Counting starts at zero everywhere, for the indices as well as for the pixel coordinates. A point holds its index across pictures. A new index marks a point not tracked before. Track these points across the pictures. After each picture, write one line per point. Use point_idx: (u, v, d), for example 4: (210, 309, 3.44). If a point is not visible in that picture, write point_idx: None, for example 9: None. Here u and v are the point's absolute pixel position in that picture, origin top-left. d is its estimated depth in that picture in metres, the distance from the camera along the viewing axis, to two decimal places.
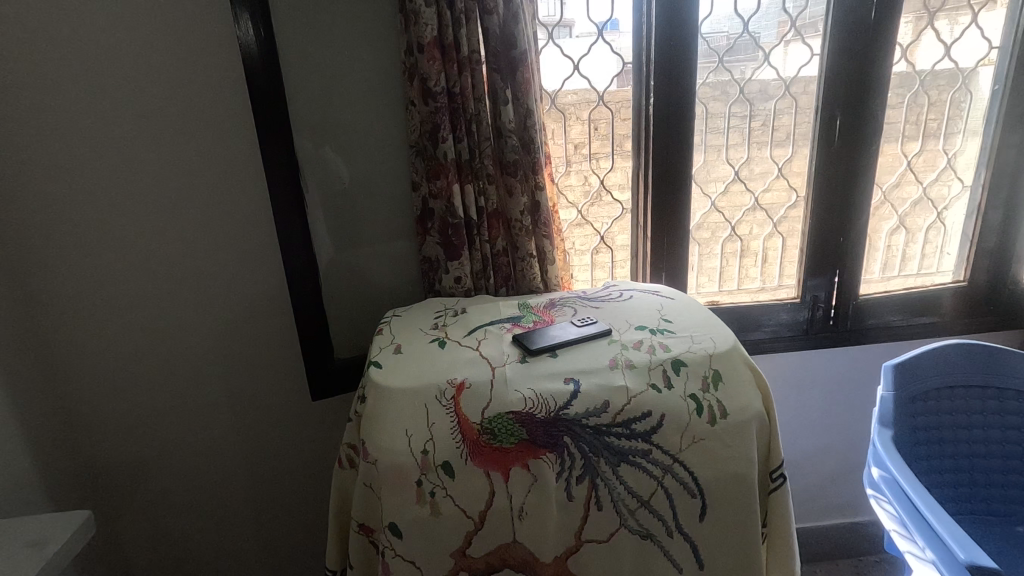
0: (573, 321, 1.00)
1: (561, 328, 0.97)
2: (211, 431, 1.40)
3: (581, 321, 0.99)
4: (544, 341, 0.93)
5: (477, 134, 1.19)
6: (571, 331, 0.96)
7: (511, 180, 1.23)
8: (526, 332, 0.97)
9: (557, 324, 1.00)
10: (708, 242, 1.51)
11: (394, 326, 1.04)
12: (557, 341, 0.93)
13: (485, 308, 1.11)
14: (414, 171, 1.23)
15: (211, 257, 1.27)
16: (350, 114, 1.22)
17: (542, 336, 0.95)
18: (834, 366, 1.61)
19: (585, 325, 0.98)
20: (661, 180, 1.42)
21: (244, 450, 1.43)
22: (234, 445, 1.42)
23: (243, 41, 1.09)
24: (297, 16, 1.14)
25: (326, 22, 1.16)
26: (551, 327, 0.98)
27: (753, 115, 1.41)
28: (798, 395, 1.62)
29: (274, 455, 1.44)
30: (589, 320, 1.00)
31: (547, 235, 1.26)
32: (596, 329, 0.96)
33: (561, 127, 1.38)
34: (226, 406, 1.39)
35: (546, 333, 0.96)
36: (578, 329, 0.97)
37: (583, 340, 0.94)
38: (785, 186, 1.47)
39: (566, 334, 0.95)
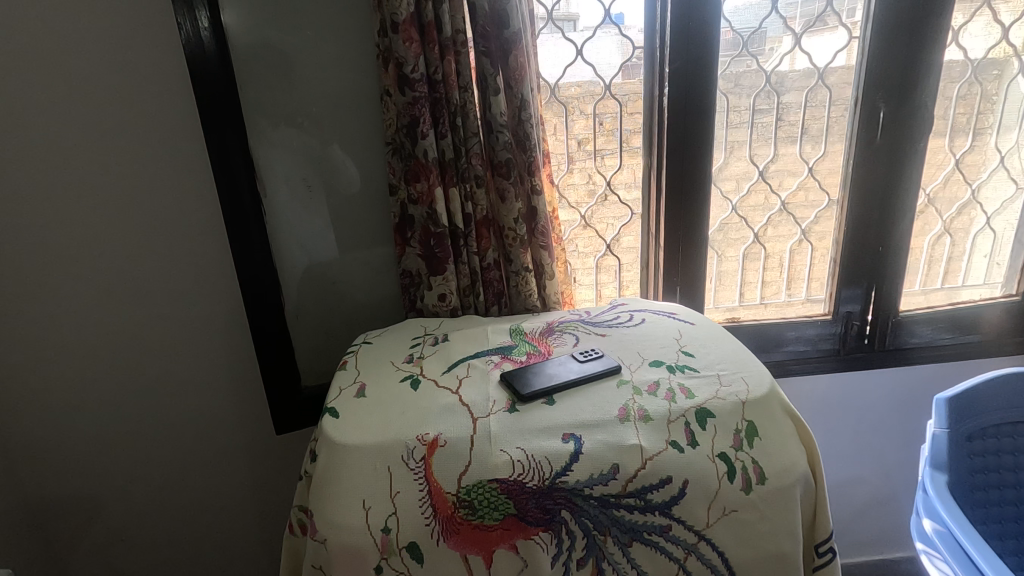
0: (574, 354, 0.83)
1: (559, 364, 0.81)
2: (168, 467, 1.24)
3: (584, 355, 0.82)
4: (540, 383, 0.76)
5: (462, 129, 1.02)
6: (573, 369, 0.79)
7: (503, 183, 1.05)
8: (516, 370, 0.80)
9: (556, 358, 0.83)
10: (729, 250, 1.34)
11: (360, 359, 0.88)
12: (555, 383, 0.76)
13: (471, 334, 0.95)
14: (391, 172, 1.06)
15: (162, 274, 1.11)
16: (319, 108, 1.06)
17: (537, 375, 0.78)
18: (871, 390, 1.43)
19: (589, 360, 0.81)
20: (676, 181, 1.24)
21: (207, 488, 1.27)
22: (194, 483, 1.26)
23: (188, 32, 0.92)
24: None
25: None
26: (548, 363, 0.81)
27: (782, 108, 1.23)
28: (828, 422, 1.44)
29: (241, 491, 1.28)
30: (594, 353, 0.83)
31: (545, 245, 1.09)
32: (603, 366, 0.79)
33: (562, 120, 1.21)
34: (185, 438, 1.23)
35: (542, 371, 0.79)
36: (581, 366, 0.80)
37: (588, 381, 0.77)
38: (817, 187, 1.30)
39: (567, 373, 0.78)
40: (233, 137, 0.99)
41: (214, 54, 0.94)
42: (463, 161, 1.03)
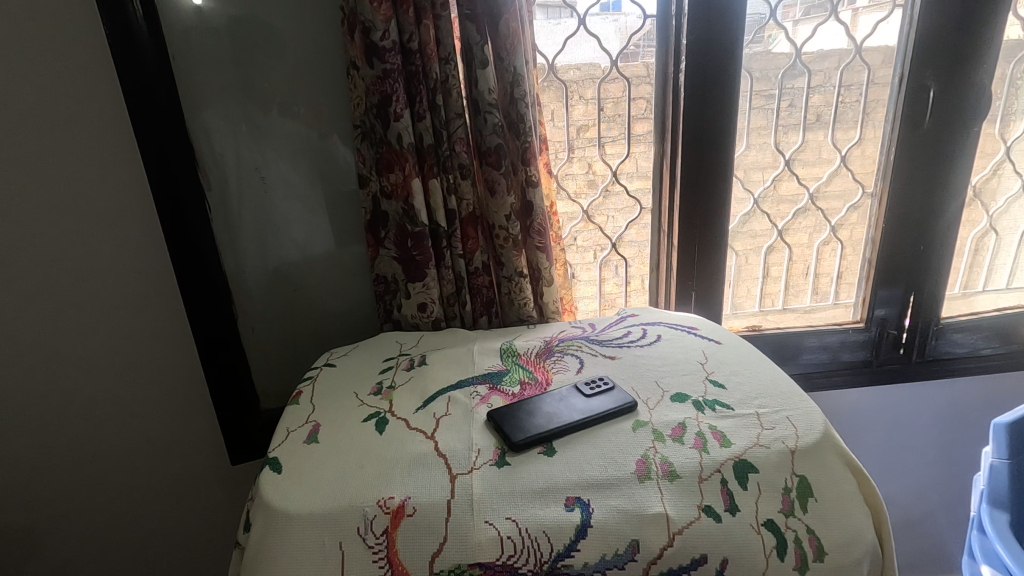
0: (579, 385, 0.68)
1: (560, 400, 0.65)
2: (103, 513, 1.05)
3: (591, 388, 0.67)
4: (537, 427, 0.60)
5: (444, 110, 0.86)
6: (578, 407, 0.64)
7: (492, 173, 0.89)
8: (507, 407, 0.65)
9: (556, 390, 0.68)
10: (750, 250, 1.18)
11: (319, 390, 0.72)
12: (556, 428, 0.60)
13: (455, 355, 0.79)
14: (361, 160, 0.90)
15: (87, 285, 0.92)
16: (273, 85, 0.88)
17: (534, 415, 0.63)
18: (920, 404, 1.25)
19: (598, 395, 0.65)
20: (693, 172, 1.08)
21: (153, 533, 1.08)
22: (136, 529, 1.07)
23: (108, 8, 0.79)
24: None
25: None
26: (547, 398, 0.66)
27: (816, 90, 1.07)
28: (880, 438, 1.25)
29: (191, 534, 1.10)
30: (604, 383, 0.67)
31: (542, 246, 0.94)
32: (615, 403, 0.64)
33: (560, 104, 1.04)
34: (122, 478, 1.04)
35: (539, 409, 0.64)
36: (587, 403, 0.64)
37: (596, 423, 0.62)
38: (850, 179, 1.14)
39: (570, 412, 0.63)
40: (167, 119, 0.85)
41: (138, 31, 0.81)
42: (445, 148, 0.87)
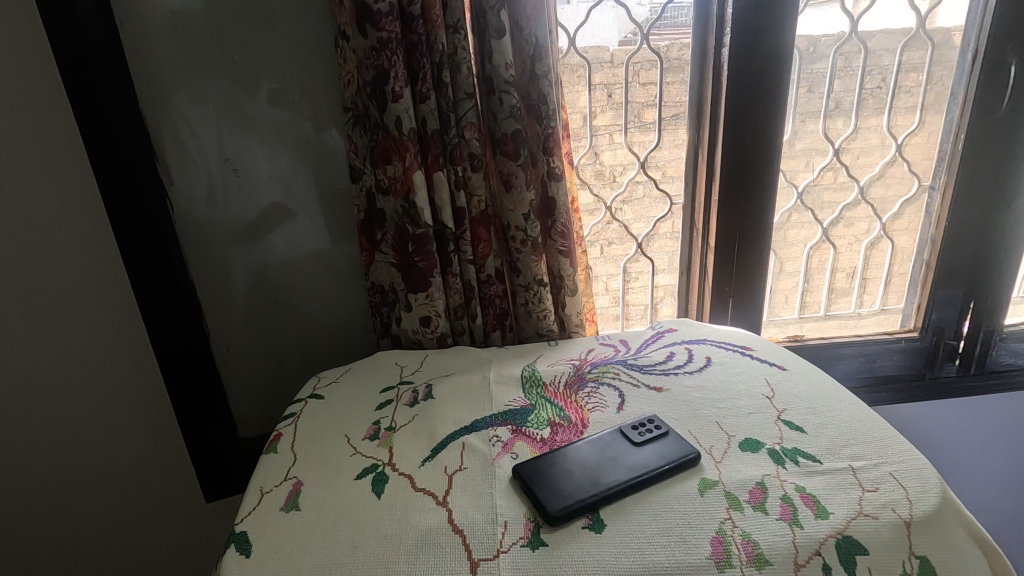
0: (626, 430, 0.55)
1: (603, 452, 0.52)
2: (54, 564, 0.90)
3: (639, 434, 0.54)
4: (579, 492, 0.48)
5: (452, 88, 0.71)
6: (627, 462, 0.51)
7: (509, 165, 0.75)
8: (537, 460, 0.52)
9: (598, 436, 0.55)
10: (791, 251, 1.06)
11: (302, 432, 0.59)
12: (602, 493, 0.47)
13: (467, 384, 0.66)
14: (352, 148, 0.76)
15: (19, 304, 0.75)
16: (245, 56, 0.73)
17: (573, 473, 0.50)
18: (983, 424, 1.11)
19: (650, 445, 0.53)
20: (735, 163, 0.94)
21: None
22: None
23: None
24: None
25: None
26: (587, 449, 0.53)
27: (871, 67, 0.94)
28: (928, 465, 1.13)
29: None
30: (656, 429, 0.55)
31: (565, 251, 0.80)
32: (673, 457, 0.51)
33: (582, 82, 0.94)
34: (72, 527, 0.88)
35: (579, 465, 0.51)
36: (638, 456, 0.52)
37: (651, 484, 0.49)
38: (905, 171, 1.02)
39: (618, 471, 0.50)
40: (114, 99, 0.70)
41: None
42: (452, 135, 0.73)
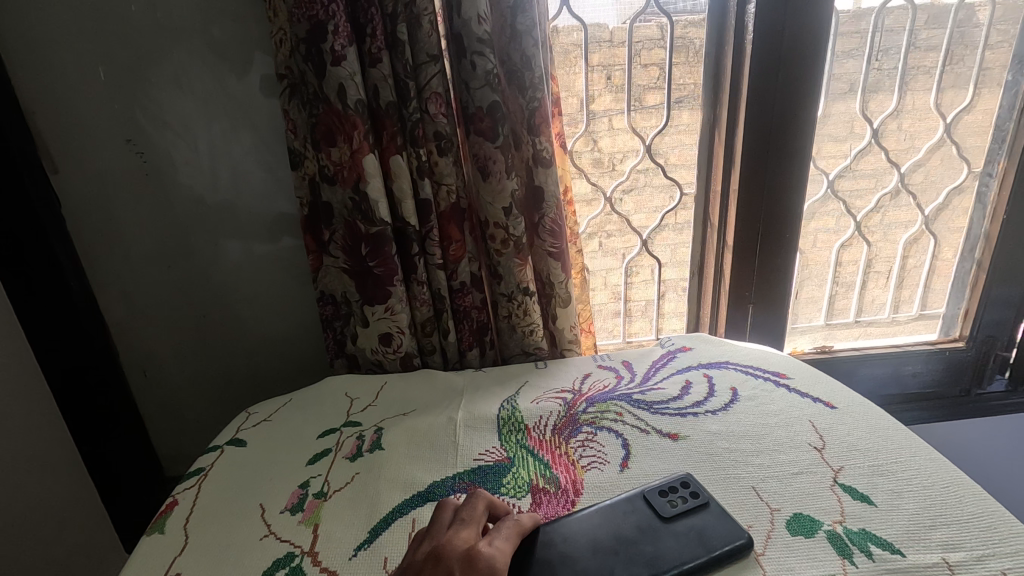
0: (651, 498, 0.41)
1: (614, 535, 0.38)
2: None
3: (669, 503, 0.40)
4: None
5: (410, 48, 0.56)
6: (654, 547, 0.37)
7: (485, 147, 0.60)
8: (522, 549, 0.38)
9: (622, 498, 0.42)
10: (817, 248, 0.93)
11: (202, 502, 0.45)
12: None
13: (428, 428, 0.52)
14: (290, 127, 0.61)
15: None
16: (149, 17, 0.62)
17: (575, 556, 0.37)
18: None
19: (682, 522, 0.39)
20: (758, 146, 0.79)
21: None
22: None
23: None
24: None
25: None
26: (601, 520, 0.40)
27: (919, 30, 0.79)
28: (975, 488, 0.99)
29: None
30: (693, 497, 0.41)
31: (557, 253, 0.66)
32: (709, 548, 0.37)
33: (576, 51, 0.80)
34: None
35: (586, 546, 0.38)
36: (665, 541, 0.38)
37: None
38: (955, 156, 0.87)
39: (635, 561, 0.36)
40: None
41: None
42: (413, 108, 0.58)
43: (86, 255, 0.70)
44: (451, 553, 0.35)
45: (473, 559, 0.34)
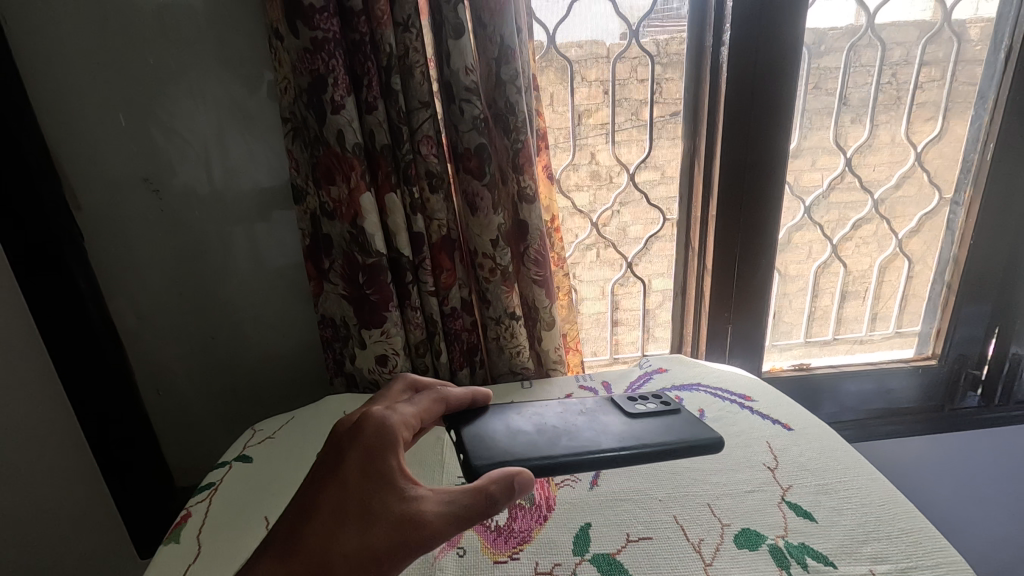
0: (622, 402, 0.51)
1: (570, 422, 0.48)
2: None
3: (633, 404, 0.50)
4: (517, 451, 0.43)
5: (403, 96, 0.61)
6: (605, 437, 0.46)
7: (473, 185, 0.65)
8: (481, 424, 0.47)
9: (590, 406, 0.51)
10: (796, 270, 0.98)
11: (213, 514, 0.50)
12: (545, 451, 0.43)
13: (418, 447, 0.56)
14: (293, 165, 0.66)
15: None
16: (168, 68, 0.68)
17: (526, 437, 0.45)
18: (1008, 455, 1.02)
19: (647, 418, 0.48)
20: (734, 176, 0.84)
21: None
22: None
23: None
24: None
25: None
26: (560, 420, 0.48)
27: (886, 67, 0.85)
28: (951, 500, 1.03)
29: None
30: (663, 404, 0.50)
31: (541, 280, 0.70)
32: (681, 435, 0.46)
33: (565, 88, 0.85)
34: None
35: (535, 429, 0.47)
36: (630, 428, 0.47)
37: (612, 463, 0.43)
38: (925, 184, 0.92)
39: (579, 437, 0.45)
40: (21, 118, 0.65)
41: None
42: (406, 150, 0.63)
43: (105, 282, 0.75)
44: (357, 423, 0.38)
45: (364, 420, 0.37)
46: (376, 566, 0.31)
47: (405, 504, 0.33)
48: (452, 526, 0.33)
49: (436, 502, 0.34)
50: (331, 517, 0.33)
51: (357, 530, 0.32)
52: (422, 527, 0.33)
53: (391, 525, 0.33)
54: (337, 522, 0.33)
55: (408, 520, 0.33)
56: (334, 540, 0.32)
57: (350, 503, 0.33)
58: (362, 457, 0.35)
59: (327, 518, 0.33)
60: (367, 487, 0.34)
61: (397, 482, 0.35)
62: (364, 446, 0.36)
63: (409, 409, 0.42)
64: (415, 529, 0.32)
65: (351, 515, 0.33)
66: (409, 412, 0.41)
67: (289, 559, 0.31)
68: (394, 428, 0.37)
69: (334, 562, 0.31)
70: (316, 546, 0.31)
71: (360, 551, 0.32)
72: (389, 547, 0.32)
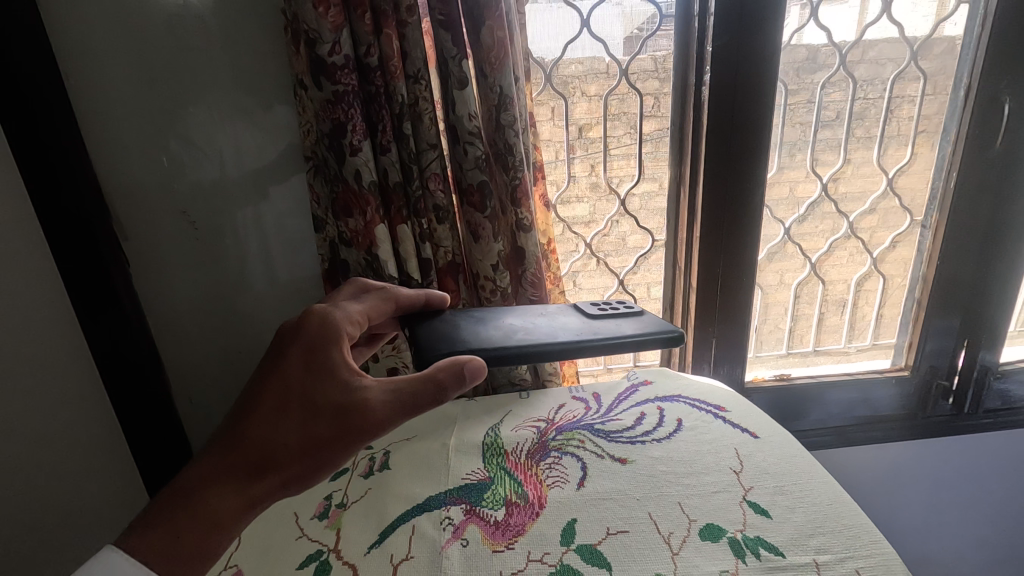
0: (585, 306, 0.54)
1: (530, 322, 0.51)
2: None
3: (598, 306, 0.53)
4: (468, 342, 0.46)
5: (413, 139, 0.69)
6: (561, 333, 0.48)
7: (476, 216, 0.72)
8: (443, 326, 0.50)
9: (550, 310, 0.54)
10: (778, 286, 1.05)
11: None
12: (501, 343, 0.46)
13: (426, 452, 0.64)
14: (314, 197, 0.74)
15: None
16: (204, 115, 0.77)
17: (481, 332, 0.48)
18: (978, 461, 1.08)
19: (606, 318, 0.51)
20: (715, 203, 0.91)
21: None
22: None
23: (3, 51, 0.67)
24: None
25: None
26: (517, 319, 0.51)
27: (858, 101, 0.92)
28: (923, 504, 1.10)
29: None
30: (627, 308, 0.53)
31: (537, 300, 0.77)
32: (640, 331, 0.48)
33: (561, 121, 0.94)
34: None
35: (496, 326, 0.50)
36: (588, 325, 0.50)
37: (560, 354, 0.46)
38: (897, 207, 0.99)
39: (537, 332, 0.48)
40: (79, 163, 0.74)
41: (37, 78, 0.70)
42: (416, 187, 0.70)
43: (145, 302, 0.85)
44: (298, 322, 0.42)
45: (305, 319, 0.42)
46: (321, 445, 0.37)
47: (347, 393, 0.38)
48: (390, 408, 0.38)
49: (378, 390, 0.39)
50: (276, 409, 0.37)
51: (301, 417, 0.37)
52: (363, 412, 0.38)
53: (333, 411, 0.38)
54: (281, 412, 0.37)
55: (351, 408, 0.38)
56: (279, 429, 0.37)
57: (294, 395, 0.38)
58: (304, 355, 0.40)
59: (272, 409, 0.37)
60: (310, 380, 0.39)
61: (338, 375, 0.39)
62: (305, 345, 0.40)
63: (355, 309, 0.47)
64: (355, 413, 0.37)
65: (295, 405, 0.38)
66: (354, 312, 0.46)
67: (238, 446, 0.36)
68: (336, 326, 0.42)
69: (280, 446, 0.36)
70: (262, 433, 0.36)
71: (305, 435, 0.37)
72: (332, 430, 0.37)
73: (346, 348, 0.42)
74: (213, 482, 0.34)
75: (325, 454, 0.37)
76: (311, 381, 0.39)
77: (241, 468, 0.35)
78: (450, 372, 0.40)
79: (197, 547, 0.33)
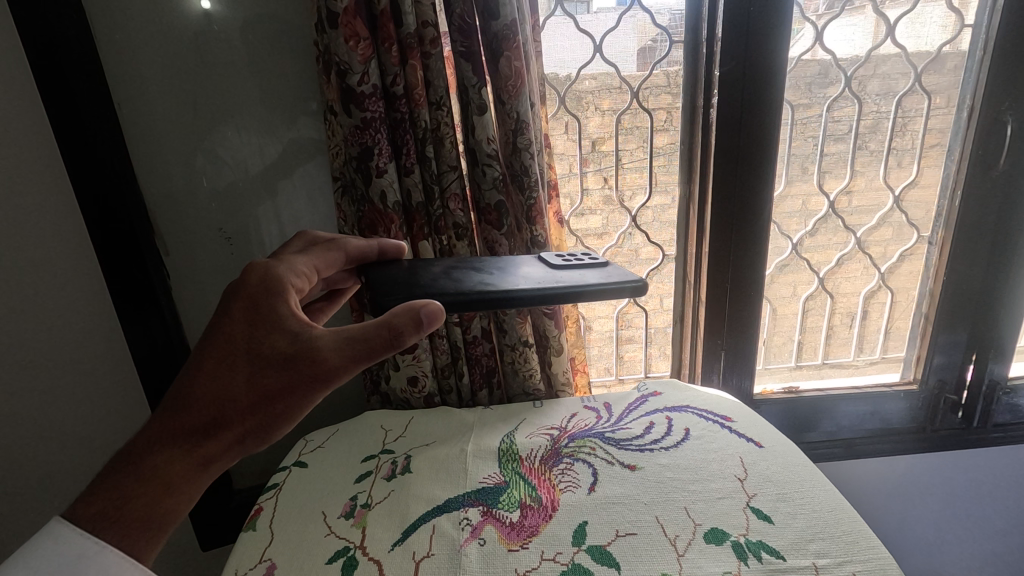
0: (547, 257, 0.55)
1: (495, 273, 0.51)
2: None
3: (563, 258, 0.54)
4: (433, 287, 0.46)
5: (435, 161, 0.73)
6: (523, 281, 0.48)
7: (493, 233, 0.77)
8: (415, 277, 0.50)
9: (518, 264, 0.54)
10: (788, 300, 1.07)
11: (282, 506, 0.62)
12: (463, 288, 0.46)
13: (443, 458, 0.67)
14: (341, 216, 0.79)
15: (51, 364, 0.84)
16: (242, 140, 0.83)
17: (443, 279, 0.49)
18: (987, 474, 1.09)
19: (568, 267, 0.52)
20: (723, 219, 0.95)
21: None
22: None
23: (70, 90, 0.74)
24: (145, 27, 0.76)
25: (188, 29, 0.77)
26: (483, 271, 0.51)
27: (863, 120, 0.95)
28: (929, 515, 1.11)
29: None
30: (590, 259, 0.54)
31: (550, 312, 0.81)
32: (603, 279, 0.48)
33: (574, 139, 0.97)
34: None
35: (461, 275, 0.50)
36: (550, 273, 0.50)
37: (522, 303, 0.46)
38: (903, 222, 1.01)
39: (498, 280, 0.48)
40: (129, 188, 0.80)
41: (93, 113, 0.75)
42: (437, 206, 0.75)
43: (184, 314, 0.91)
44: (241, 278, 0.45)
45: (247, 275, 0.45)
46: (269, 394, 0.41)
47: (292, 343, 0.42)
48: (337, 352, 0.41)
49: (325, 336, 0.42)
50: (221, 367, 0.41)
51: (248, 371, 0.41)
52: (309, 359, 0.41)
53: (278, 361, 0.41)
54: (229, 366, 0.41)
55: (299, 358, 0.41)
56: (225, 385, 0.40)
57: (239, 349, 0.41)
58: (246, 309, 0.43)
59: (218, 365, 0.41)
60: (254, 332, 0.42)
61: (282, 324, 0.43)
62: (246, 300, 0.43)
63: (303, 263, 0.51)
64: (301, 362, 0.41)
65: (241, 359, 0.41)
66: (301, 266, 0.50)
67: (187, 409, 0.39)
68: (277, 280, 0.45)
69: (230, 399, 0.40)
70: (209, 392, 0.40)
71: (252, 389, 0.41)
72: (280, 380, 0.41)
73: (290, 298, 0.45)
74: (165, 445, 0.38)
75: (273, 401, 0.41)
76: (254, 335, 0.42)
77: (191, 428, 0.39)
78: (403, 317, 0.40)
79: (155, 503, 0.37)
